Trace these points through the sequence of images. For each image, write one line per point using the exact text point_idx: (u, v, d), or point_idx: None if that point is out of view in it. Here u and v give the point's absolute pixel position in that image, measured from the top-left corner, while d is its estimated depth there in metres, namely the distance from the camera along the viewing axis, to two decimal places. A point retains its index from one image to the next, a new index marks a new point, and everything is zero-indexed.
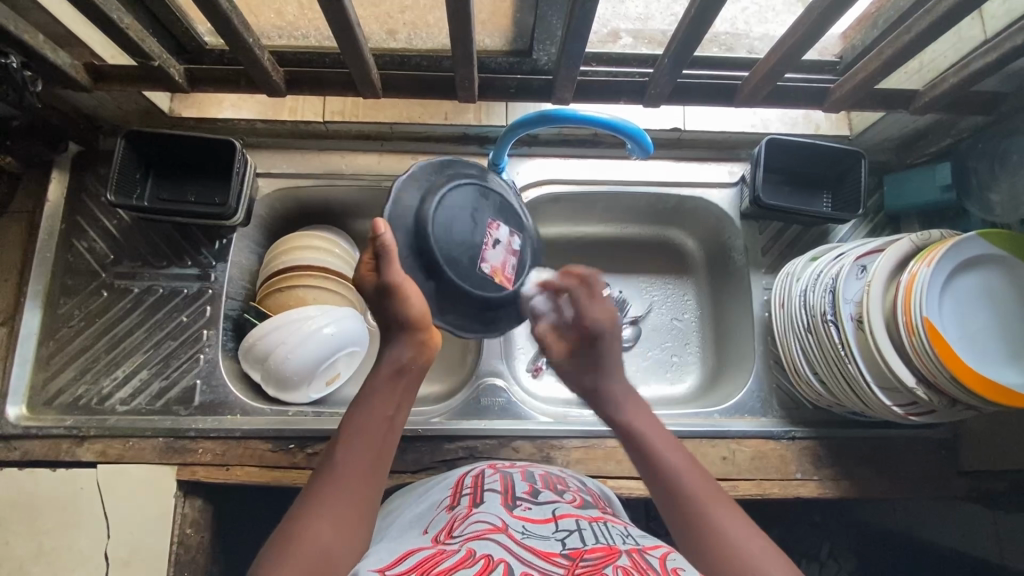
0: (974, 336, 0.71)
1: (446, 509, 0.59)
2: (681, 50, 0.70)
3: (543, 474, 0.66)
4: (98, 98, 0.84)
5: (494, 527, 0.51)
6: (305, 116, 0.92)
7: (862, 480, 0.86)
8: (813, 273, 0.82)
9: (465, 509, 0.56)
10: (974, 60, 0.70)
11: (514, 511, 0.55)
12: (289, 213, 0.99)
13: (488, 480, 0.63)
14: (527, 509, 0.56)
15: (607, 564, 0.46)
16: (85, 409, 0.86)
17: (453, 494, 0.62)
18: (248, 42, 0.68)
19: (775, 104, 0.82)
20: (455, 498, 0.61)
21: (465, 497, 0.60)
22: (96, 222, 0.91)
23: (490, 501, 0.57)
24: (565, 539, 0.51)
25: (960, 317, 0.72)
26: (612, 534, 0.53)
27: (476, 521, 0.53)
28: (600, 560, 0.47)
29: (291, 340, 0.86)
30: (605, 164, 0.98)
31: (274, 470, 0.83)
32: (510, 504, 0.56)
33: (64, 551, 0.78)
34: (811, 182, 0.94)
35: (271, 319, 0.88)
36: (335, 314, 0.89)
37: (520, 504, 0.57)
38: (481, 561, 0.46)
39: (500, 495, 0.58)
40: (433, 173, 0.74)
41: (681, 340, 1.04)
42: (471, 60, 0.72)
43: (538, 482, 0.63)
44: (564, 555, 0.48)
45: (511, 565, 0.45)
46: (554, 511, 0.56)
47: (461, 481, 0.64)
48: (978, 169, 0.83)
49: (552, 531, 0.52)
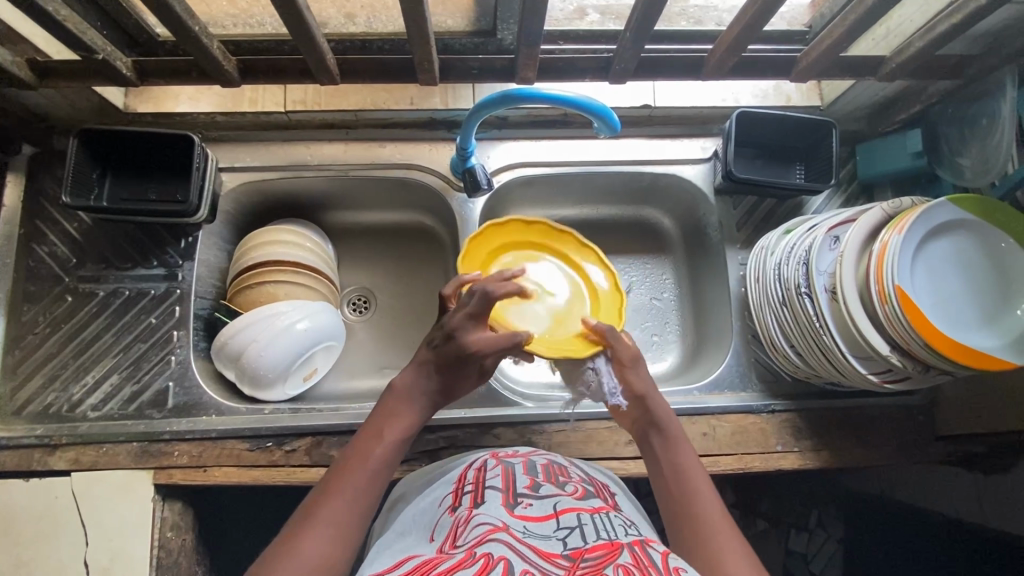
0: (941, 303, 0.71)
1: (448, 509, 0.57)
2: (641, 23, 0.69)
3: (546, 464, 0.65)
4: (47, 96, 0.81)
5: (495, 527, 0.50)
6: (265, 107, 0.90)
7: (843, 449, 0.87)
8: (787, 246, 0.81)
9: (466, 511, 0.55)
10: (938, 24, 0.70)
11: (515, 510, 0.54)
12: (256, 208, 0.97)
13: (490, 475, 0.62)
14: (528, 506, 0.55)
15: (608, 564, 0.45)
16: (56, 417, 0.84)
17: (456, 491, 0.60)
18: (195, 32, 0.65)
19: (741, 76, 0.81)
20: (457, 496, 0.59)
21: (467, 496, 0.58)
22: (56, 225, 0.89)
23: (490, 502, 0.55)
24: (567, 538, 0.50)
25: (931, 283, 0.72)
26: (614, 526, 0.52)
27: (477, 525, 0.51)
28: (601, 559, 0.46)
29: (268, 344, 0.84)
30: (576, 144, 0.96)
31: (252, 469, 0.82)
32: (511, 503, 0.55)
33: (41, 562, 0.77)
34: (784, 154, 0.93)
35: (244, 317, 0.86)
36: (317, 317, 0.88)
37: (521, 501, 0.55)
38: (480, 560, 0.45)
39: (501, 494, 0.57)
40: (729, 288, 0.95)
41: (661, 319, 1.03)
42: (428, 41, 0.69)
43: (540, 475, 0.62)
44: (565, 555, 0.47)
45: (511, 563, 0.45)
46: (555, 506, 0.55)
47: (464, 476, 0.63)
48: (949, 135, 0.83)
49: (553, 529, 0.51)
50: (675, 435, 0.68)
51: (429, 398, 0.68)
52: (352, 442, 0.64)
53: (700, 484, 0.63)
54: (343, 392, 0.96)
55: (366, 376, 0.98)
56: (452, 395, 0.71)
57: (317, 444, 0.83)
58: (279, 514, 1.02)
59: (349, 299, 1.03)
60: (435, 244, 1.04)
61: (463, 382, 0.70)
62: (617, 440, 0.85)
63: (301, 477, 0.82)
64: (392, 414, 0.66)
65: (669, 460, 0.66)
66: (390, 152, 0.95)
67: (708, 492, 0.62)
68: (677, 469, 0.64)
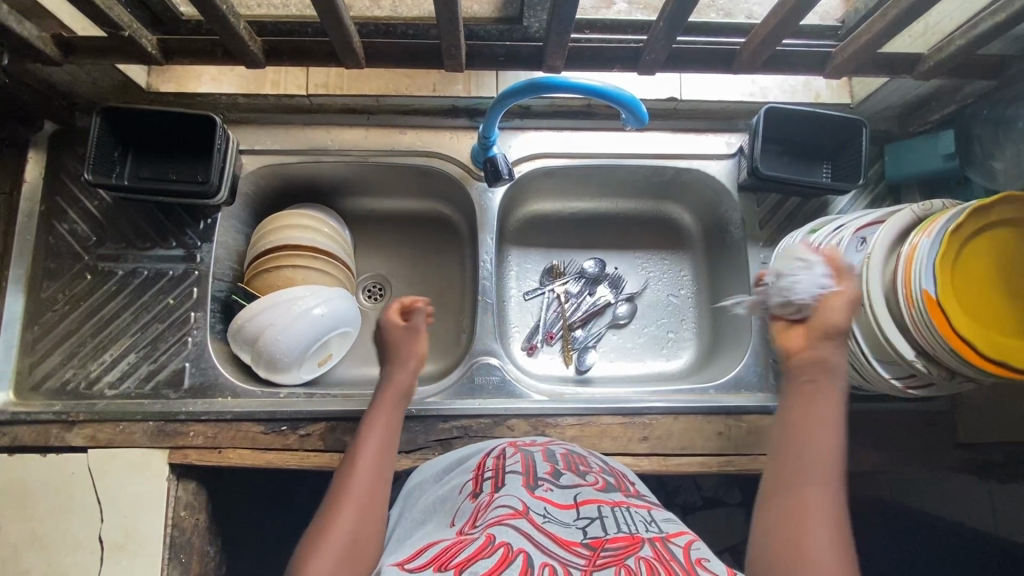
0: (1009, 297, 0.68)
1: (470, 496, 0.57)
2: (675, 13, 0.67)
3: (565, 453, 0.65)
4: (71, 72, 0.80)
5: (514, 512, 0.50)
6: (288, 90, 0.90)
7: (858, 453, 0.86)
8: (811, 247, 0.80)
9: (488, 496, 0.55)
10: (980, 23, 0.68)
11: (536, 492, 0.54)
12: (275, 192, 0.97)
13: (509, 462, 0.61)
14: (549, 490, 0.55)
15: (629, 555, 0.45)
16: (74, 393, 0.85)
17: (476, 478, 0.60)
18: (222, 11, 0.64)
19: (774, 71, 0.79)
20: (477, 483, 0.59)
21: (487, 482, 0.58)
22: (76, 202, 0.89)
23: (512, 484, 0.56)
24: (587, 527, 0.49)
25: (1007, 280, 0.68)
26: (635, 520, 0.51)
27: (497, 508, 0.51)
28: (622, 550, 0.46)
29: (281, 326, 0.84)
30: (600, 136, 0.95)
31: (266, 452, 0.82)
32: (532, 485, 0.55)
33: (59, 536, 0.78)
34: (811, 152, 0.92)
35: (253, 304, 0.86)
36: (332, 300, 0.88)
37: (542, 484, 0.56)
38: (499, 551, 0.45)
39: (522, 476, 0.57)
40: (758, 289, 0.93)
41: (677, 317, 1.03)
42: (457, 27, 0.68)
43: (560, 462, 0.62)
44: (585, 544, 0.47)
45: (530, 557, 0.44)
46: (576, 496, 0.54)
47: (483, 464, 0.62)
48: (984, 137, 0.80)
49: (574, 517, 0.51)
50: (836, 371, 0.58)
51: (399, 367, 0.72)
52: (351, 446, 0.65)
53: (824, 426, 0.56)
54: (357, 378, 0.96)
55: (379, 363, 0.98)
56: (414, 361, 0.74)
57: (332, 429, 0.83)
58: (290, 497, 1.02)
59: (364, 286, 1.03)
60: (451, 233, 1.04)
61: (395, 344, 0.74)
62: (631, 436, 0.85)
63: (314, 462, 0.82)
64: (383, 408, 0.69)
65: (811, 390, 0.58)
66: (411, 139, 0.94)
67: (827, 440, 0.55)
68: (813, 403, 0.57)
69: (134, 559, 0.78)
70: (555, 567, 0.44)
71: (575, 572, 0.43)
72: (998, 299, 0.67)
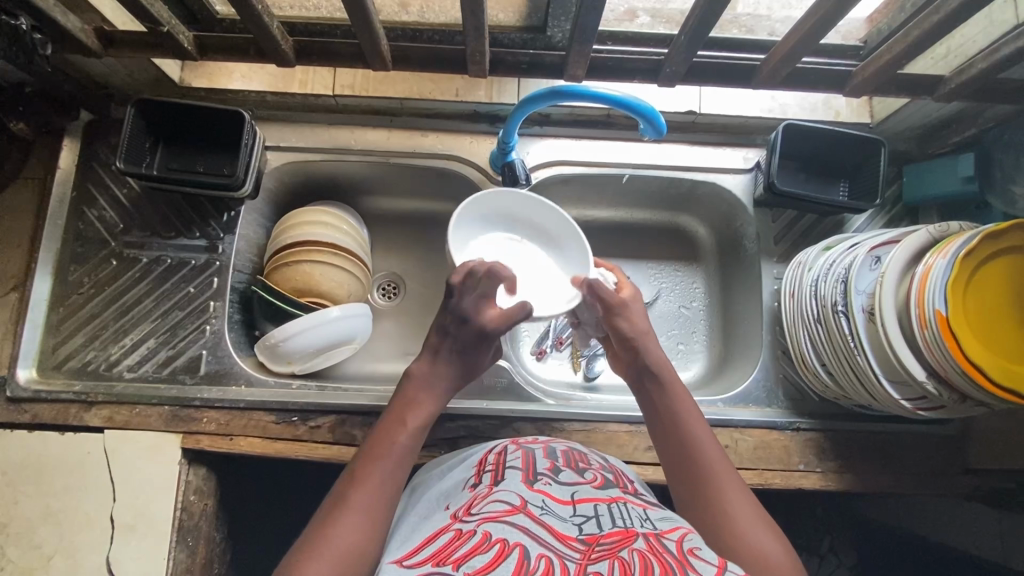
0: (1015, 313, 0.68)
1: (470, 487, 0.58)
2: (697, 29, 0.68)
3: (565, 450, 0.65)
4: (109, 64, 0.83)
5: (511, 507, 0.50)
6: (315, 89, 0.92)
7: (865, 473, 0.85)
8: (825, 263, 0.80)
9: (486, 488, 0.56)
10: (1004, 45, 0.68)
11: (534, 486, 0.55)
12: (297, 188, 0.99)
13: (510, 458, 0.62)
14: (548, 484, 0.56)
15: (623, 547, 0.45)
16: (94, 374, 0.87)
17: (477, 472, 0.61)
18: (257, 11, 0.67)
19: (794, 88, 0.80)
20: (478, 477, 0.60)
21: (487, 475, 0.59)
22: (106, 190, 0.92)
23: (511, 479, 0.56)
24: (583, 524, 0.50)
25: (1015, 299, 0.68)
26: (631, 516, 0.52)
27: (494, 501, 0.52)
28: (616, 543, 0.46)
29: (334, 336, 0.87)
30: (617, 147, 0.96)
31: (276, 442, 0.84)
32: (531, 479, 0.56)
33: (73, 512, 0.80)
34: (827, 171, 0.92)
35: (305, 316, 0.85)
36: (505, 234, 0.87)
37: (541, 478, 0.57)
38: (495, 547, 0.45)
39: (521, 471, 0.58)
40: (770, 300, 0.94)
41: (688, 329, 1.03)
42: (483, 34, 0.70)
43: (559, 459, 0.62)
44: (580, 539, 0.47)
45: (527, 549, 0.45)
46: (574, 494, 0.55)
47: (484, 459, 0.63)
48: (1003, 161, 0.81)
49: (571, 513, 0.51)
50: (673, 383, 0.70)
51: (448, 375, 0.69)
52: (377, 431, 0.63)
53: (699, 429, 0.65)
54: (366, 374, 0.97)
55: (389, 359, 0.99)
56: (470, 371, 0.72)
57: (341, 422, 0.85)
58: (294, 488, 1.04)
59: (378, 284, 1.04)
60: None
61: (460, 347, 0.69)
62: (636, 445, 0.85)
63: (322, 453, 0.84)
64: (418, 404, 0.66)
65: (668, 409, 0.67)
66: (432, 142, 0.95)
67: (702, 439, 0.64)
68: (675, 425, 0.66)
69: (144, 539, 0.80)
70: (551, 559, 0.44)
71: (570, 564, 0.44)
72: (998, 319, 0.67)
